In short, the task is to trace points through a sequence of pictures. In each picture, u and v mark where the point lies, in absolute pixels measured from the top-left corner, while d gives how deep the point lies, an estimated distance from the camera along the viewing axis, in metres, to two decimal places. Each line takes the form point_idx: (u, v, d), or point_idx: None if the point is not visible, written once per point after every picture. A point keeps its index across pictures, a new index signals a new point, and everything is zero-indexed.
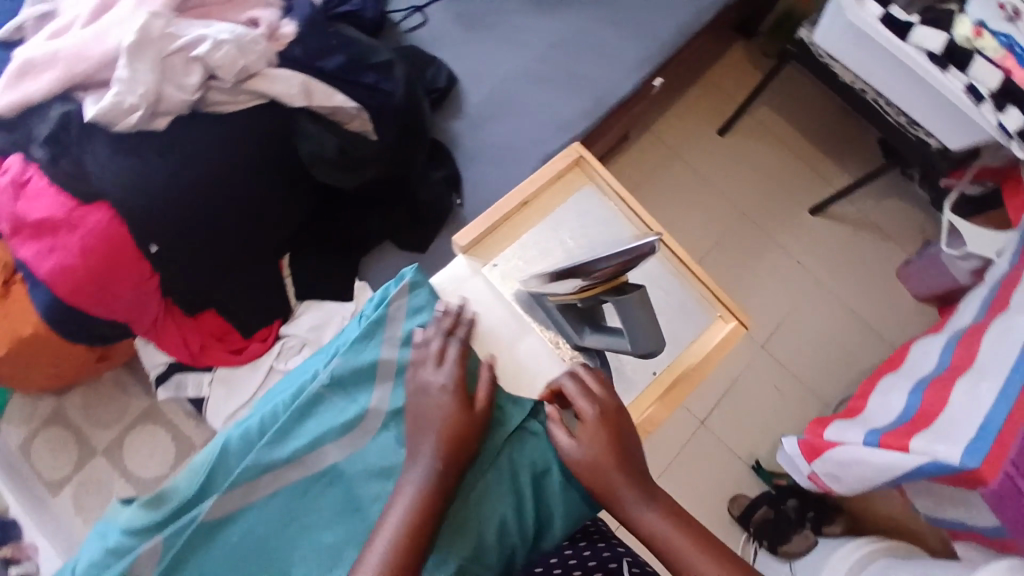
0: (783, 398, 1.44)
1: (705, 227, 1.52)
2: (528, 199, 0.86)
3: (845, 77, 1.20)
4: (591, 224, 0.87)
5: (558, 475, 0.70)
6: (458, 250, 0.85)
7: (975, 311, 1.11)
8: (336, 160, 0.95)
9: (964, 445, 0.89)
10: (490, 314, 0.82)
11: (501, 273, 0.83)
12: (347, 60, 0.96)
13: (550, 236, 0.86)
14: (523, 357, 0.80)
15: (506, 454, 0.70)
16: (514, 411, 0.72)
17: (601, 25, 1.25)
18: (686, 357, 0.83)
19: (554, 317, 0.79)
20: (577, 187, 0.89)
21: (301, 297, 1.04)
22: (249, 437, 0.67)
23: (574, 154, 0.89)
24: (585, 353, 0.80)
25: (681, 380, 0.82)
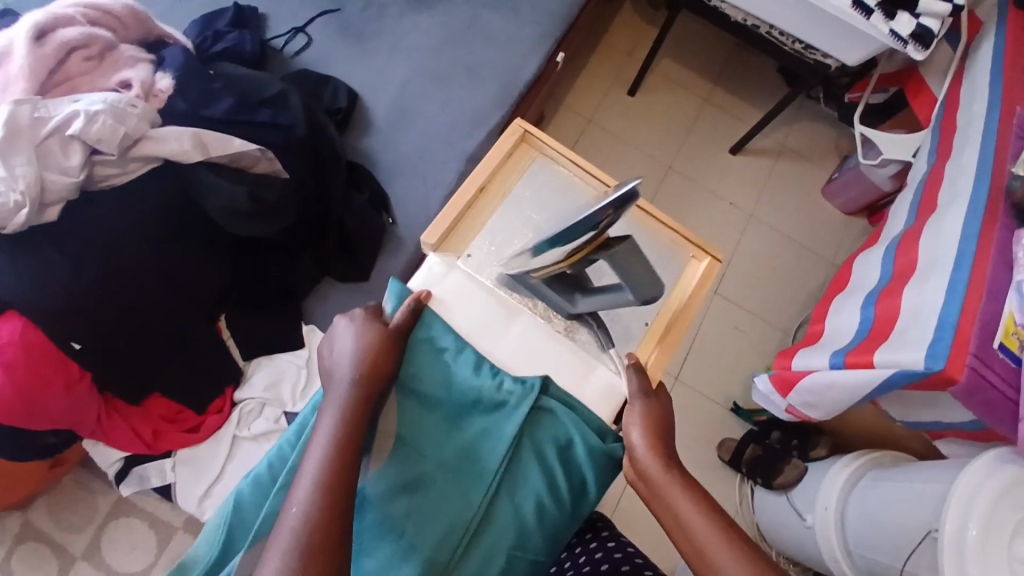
0: (748, 337, 1.46)
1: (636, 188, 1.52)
2: (485, 183, 0.82)
3: (736, 17, 1.29)
4: (551, 197, 0.84)
5: (580, 446, 0.70)
6: (429, 251, 0.79)
7: (905, 217, 1.17)
8: (249, 209, 0.90)
9: (926, 349, 0.89)
10: (472, 306, 0.77)
11: (478, 263, 0.79)
12: (237, 102, 0.94)
13: (514, 216, 0.83)
14: (519, 340, 0.77)
15: (525, 438, 0.70)
16: (523, 393, 0.71)
17: (489, 12, 1.24)
18: (672, 301, 0.81)
19: (540, 292, 0.77)
20: (527, 163, 0.86)
21: (248, 356, 0.98)
22: (261, 485, 0.65)
23: (519, 129, 0.85)
24: (578, 319, 0.79)
25: (673, 323, 0.80)
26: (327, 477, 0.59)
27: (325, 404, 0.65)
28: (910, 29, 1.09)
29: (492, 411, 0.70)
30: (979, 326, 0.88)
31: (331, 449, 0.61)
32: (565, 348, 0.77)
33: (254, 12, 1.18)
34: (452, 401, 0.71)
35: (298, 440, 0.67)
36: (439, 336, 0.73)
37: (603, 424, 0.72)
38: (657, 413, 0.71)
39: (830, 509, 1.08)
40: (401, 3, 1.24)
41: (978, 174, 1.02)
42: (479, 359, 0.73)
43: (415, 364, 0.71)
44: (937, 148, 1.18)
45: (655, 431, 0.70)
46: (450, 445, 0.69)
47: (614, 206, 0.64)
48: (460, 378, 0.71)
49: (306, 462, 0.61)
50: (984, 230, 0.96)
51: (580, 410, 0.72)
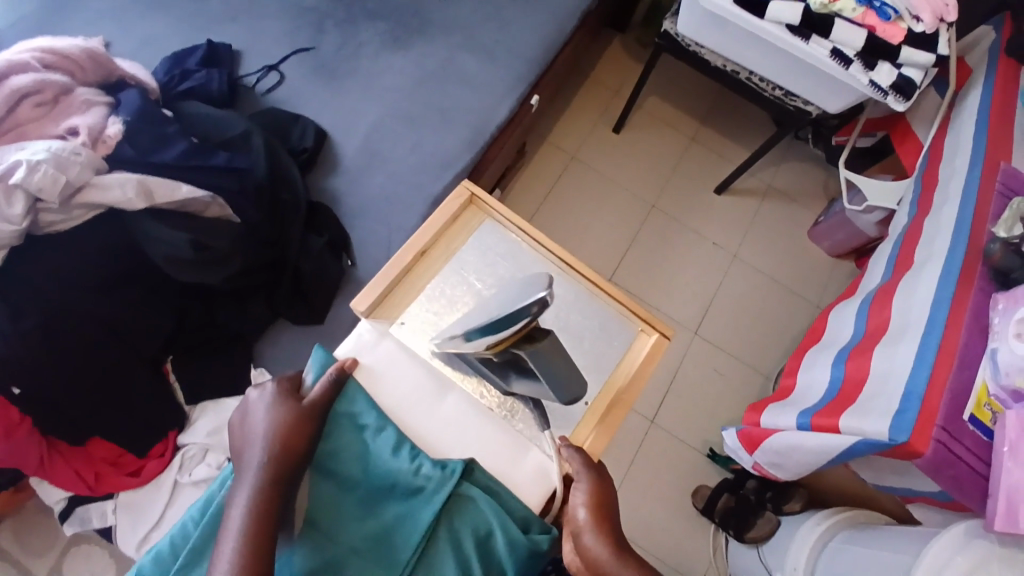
0: (729, 382, 1.42)
1: (617, 227, 1.49)
2: (425, 248, 0.82)
3: (716, 61, 1.26)
4: (496, 261, 0.83)
5: (500, 537, 0.67)
6: (361, 316, 0.79)
7: (881, 272, 1.14)
8: (193, 258, 0.89)
9: (892, 418, 0.85)
10: (402, 378, 0.76)
11: (411, 330, 0.78)
12: (190, 146, 0.93)
13: (456, 280, 0.81)
14: (449, 419, 0.75)
15: (443, 525, 0.67)
16: (442, 477, 0.69)
17: (464, 55, 1.23)
18: (616, 379, 0.79)
19: (478, 368, 0.75)
20: (475, 225, 0.85)
21: (191, 401, 0.95)
22: (162, 562, 0.65)
23: (467, 192, 0.86)
24: (515, 398, 0.77)
25: (617, 402, 0.78)
26: (241, 568, 0.59)
27: (237, 486, 0.65)
28: (891, 79, 1.05)
29: (410, 496, 0.69)
30: (948, 398, 0.84)
31: (243, 539, 0.61)
32: (499, 429, 0.75)
33: (228, 50, 1.18)
34: (369, 483, 0.69)
35: (203, 516, 0.67)
36: (359, 414, 0.72)
37: (527, 513, 0.70)
38: (600, 486, 0.69)
39: (799, 570, 1.02)
40: (376, 42, 1.23)
41: (957, 231, 0.99)
42: (399, 440, 0.71)
43: (333, 442, 0.70)
44: (918, 201, 1.15)
45: (602, 514, 0.67)
46: (363, 531, 0.67)
47: (537, 306, 0.61)
48: (379, 459, 0.70)
49: (218, 552, 0.61)
50: (959, 293, 0.92)
51: (504, 498, 0.70)
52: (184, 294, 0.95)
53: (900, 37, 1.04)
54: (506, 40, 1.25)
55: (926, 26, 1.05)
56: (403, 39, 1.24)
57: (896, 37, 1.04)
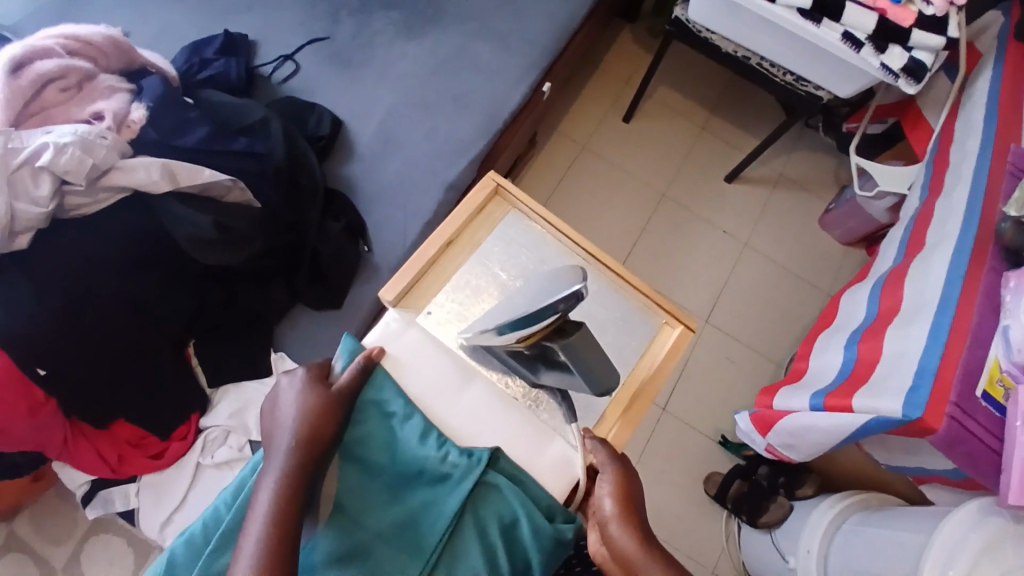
0: (739, 370, 1.43)
1: (627, 218, 1.50)
2: (451, 238, 0.84)
3: (727, 48, 1.26)
4: (519, 252, 0.85)
5: (526, 524, 0.68)
6: (389, 306, 0.81)
7: (893, 255, 1.15)
8: (217, 238, 0.90)
9: (905, 396, 0.87)
10: (427, 368, 0.78)
11: (437, 320, 0.80)
12: (212, 132, 0.95)
13: (480, 271, 0.84)
14: (472, 408, 0.76)
15: (468, 512, 0.68)
16: (468, 465, 0.70)
17: (478, 42, 1.25)
18: (639, 371, 0.82)
19: (506, 361, 0.77)
20: (499, 216, 0.88)
21: (213, 384, 0.97)
22: (192, 545, 0.65)
23: (492, 182, 0.88)
24: (540, 388, 0.79)
25: (637, 397, 0.80)
26: (272, 546, 0.59)
27: (265, 470, 0.64)
28: (902, 62, 1.06)
29: (436, 483, 0.69)
30: (961, 375, 0.85)
31: (273, 520, 0.60)
32: (522, 418, 0.77)
33: (245, 40, 1.20)
34: (396, 470, 0.70)
35: (233, 499, 0.67)
36: (386, 402, 0.73)
37: (552, 502, 0.72)
38: (625, 478, 0.69)
39: (813, 553, 1.03)
40: (389, 32, 1.25)
41: (969, 214, 1.00)
42: (426, 428, 0.72)
43: (360, 429, 0.71)
44: (929, 185, 1.15)
45: (627, 504, 0.67)
46: (390, 516, 0.68)
47: (565, 300, 0.63)
48: (406, 446, 0.71)
49: (247, 532, 0.60)
50: (971, 272, 0.94)
51: (529, 487, 0.71)
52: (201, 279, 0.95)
53: (911, 20, 1.05)
54: (519, 28, 1.26)
55: (936, 9, 1.06)
56: (417, 28, 1.26)
57: (907, 21, 1.05)
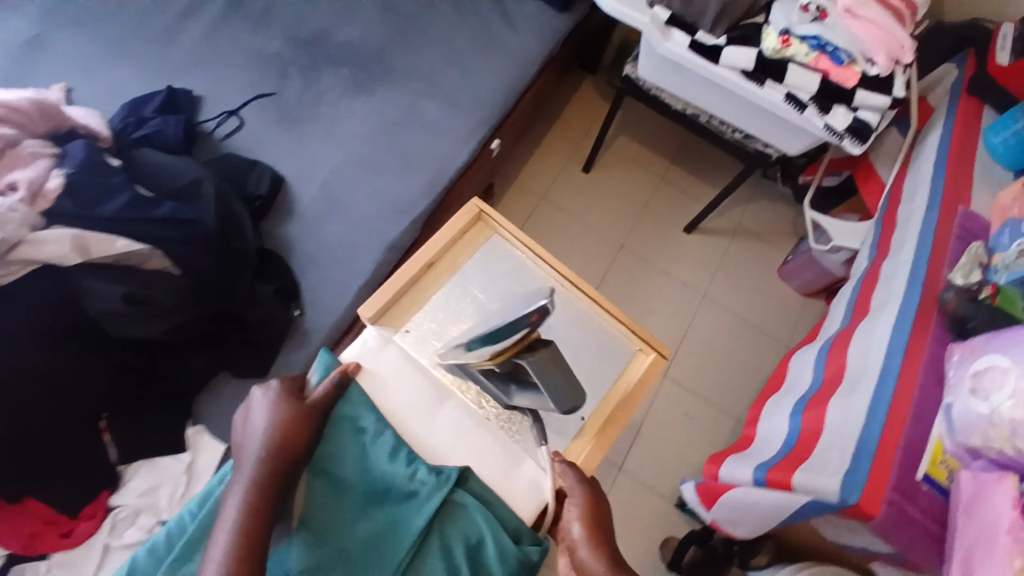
0: (697, 424, 1.40)
1: (590, 257, 1.49)
2: (434, 260, 0.87)
3: (677, 105, 1.28)
4: (499, 276, 0.88)
5: (490, 545, 0.68)
6: (367, 324, 0.83)
7: (841, 318, 1.12)
8: (129, 312, 0.88)
9: (844, 475, 0.83)
10: (403, 387, 0.79)
11: (415, 339, 0.81)
12: (132, 200, 0.93)
13: (459, 293, 0.85)
14: (444, 430, 0.77)
15: (434, 531, 0.69)
16: (436, 484, 0.70)
17: (427, 100, 1.24)
18: (611, 397, 0.83)
19: (479, 381, 0.79)
20: (482, 241, 0.91)
21: (124, 459, 0.94)
22: (156, 553, 0.68)
23: (475, 209, 0.92)
24: (514, 411, 0.79)
25: (610, 421, 0.81)
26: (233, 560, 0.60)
27: (233, 480, 0.66)
28: (847, 123, 1.04)
29: (404, 500, 0.70)
30: (901, 455, 0.83)
31: (237, 534, 0.62)
32: (495, 438, 0.77)
33: (189, 97, 1.19)
34: (366, 487, 0.71)
35: (199, 509, 0.71)
36: (358, 418, 0.74)
37: (518, 523, 0.72)
38: (594, 505, 0.71)
39: None
40: (337, 89, 1.24)
41: (914, 271, 0.98)
42: (396, 446, 0.73)
43: (332, 445, 0.72)
44: (878, 244, 1.14)
45: (596, 529, 0.69)
46: (357, 533, 0.68)
47: (538, 313, 0.70)
48: (376, 464, 0.72)
49: (213, 544, 0.62)
50: (913, 342, 0.91)
51: (496, 508, 0.72)
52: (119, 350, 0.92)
53: (854, 81, 1.04)
54: (468, 86, 1.26)
55: (880, 69, 1.05)
56: (365, 85, 1.25)
57: (850, 81, 1.04)
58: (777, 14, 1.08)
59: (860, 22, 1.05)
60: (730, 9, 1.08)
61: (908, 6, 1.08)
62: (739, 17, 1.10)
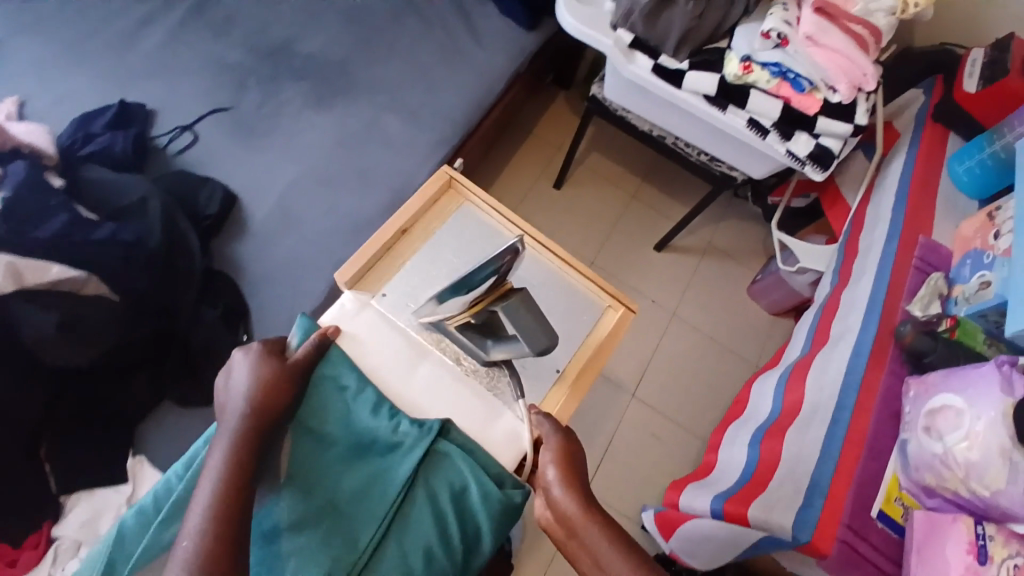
0: (664, 445, 1.38)
1: (581, 239, 1.53)
2: (407, 225, 0.89)
3: (643, 126, 1.29)
4: (470, 240, 0.90)
5: (473, 490, 0.73)
6: (345, 288, 0.85)
7: (802, 345, 1.11)
8: (60, 339, 0.85)
9: (796, 513, 0.81)
10: (383, 346, 0.82)
11: (391, 302, 0.84)
12: (71, 220, 0.91)
13: (432, 257, 0.88)
14: (423, 385, 0.81)
15: (419, 480, 0.73)
16: (418, 435, 0.74)
17: (389, 116, 1.22)
18: (583, 352, 0.87)
19: (456, 339, 0.80)
20: (453, 208, 0.93)
21: (63, 488, 0.89)
22: (144, 516, 0.70)
23: (446, 176, 0.94)
24: (495, 368, 0.82)
25: (584, 371, 0.85)
26: (224, 503, 0.61)
27: (216, 437, 0.67)
28: (808, 149, 1.06)
29: (388, 452, 0.74)
30: (854, 491, 0.82)
31: (228, 479, 0.63)
32: (474, 392, 0.81)
33: (142, 109, 1.16)
34: (351, 441, 0.74)
35: (186, 472, 0.72)
36: (339, 376, 0.77)
37: (501, 469, 0.76)
38: (567, 449, 0.73)
39: None
40: (296, 103, 1.21)
41: (872, 300, 0.97)
42: (378, 401, 0.76)
43: (315, 402, 0.75)
44: (839, 271, 1.15)
45: (571, 470, 0.71)
46: (345, 482, 0.72)
47: (510, 252, 0.72)
48: (359, 418, 0.75)
49: (199, 490, 0.62)
50: (870, 374, 0.90)
51: (479, 455, 0.76)
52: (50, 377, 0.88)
53: (816, 108, 1.05)
54: (431, 102, 1.24)
55: (842, 96, 1.05)
56: (326, 99, 1.22)
57: (812, 108, 1.05)
58: (739, 39, 1.08)
59: (822, 50, 1.03)
60: (693, 33, 1.07)
61: (871, 32, 1.05)
62: (702, 41, 1.08)
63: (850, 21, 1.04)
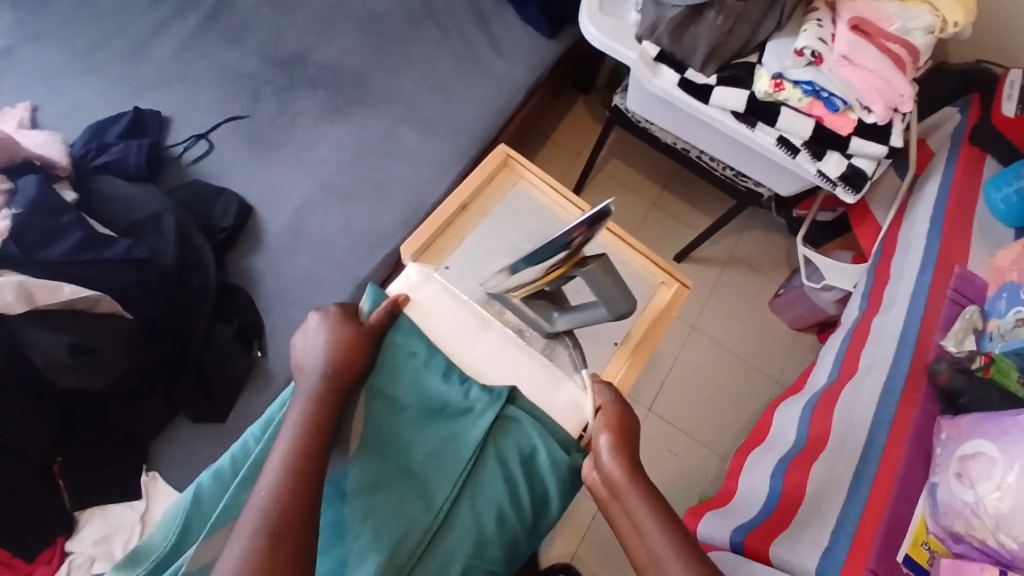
0: (682, 461, 1.35)
1: None
2: (466, 201, 0.85)
3: (666, 138, 1.25)
4: (528, 218, 0.87)
5: (543, 456, 0.71)
6: (408, 261, 0.82)
7: (828, 373, 1.08)
8: (71, 363, 0.83)
9: (821, 554, 0.79)
10: (447, 316, 0.79)
11: (454, 274, 0.81)
12: (85, 238, 0.89)
13: (492, 233, 0.85)
14: (485, 357, 0.77)
15: (490, 446, 0.71)
16: (489, 400, 0.72)
17: (405, 128, 1.19)
18: (640, 324, 0.82)
19: (522, 312, 0.78)
20: (509, 185, 0.90)
21: (77, 504, 0.87)
22: (222, 477, 0.69)
23: (502, 153, 0.90)
24: (556, 338, 0.80)
25: (643, 342, 0.81)
26: (298, 462, 0.62)
27: (294, 398, 0.68)
28: (840, 170, 1.02)
29: (457, 417, 0.72)
30: (882, 533, 0.78)
31: (301, 438, 0.64)
32: (538, 364, 0.78)
33: (156, 117, 1.14)
34: (423, 406, 0.72)
35: (263, 434, 0.72)
36: (410, 342, 0.75)
37: (567, 436, 0.73)
38: (620, 416, 0.71)
39: None
40: (312, 113, 1.19)
41: (904, 333, 0.95)
42: (448, 367, 0.75)
43: (387, 366, 0.74)
44: (868, 296, 1.12)
45: (622, 437, 0.69)
46: (417, 446, 0.71)
47: (585, 226, 0.65)
48: (430, 384, 0.73)
49: (275, 448, 0.64)
50: (901, 412, 0.88)
51: (548, 423, 0.73)
52: (60, 398, 0.87)
53: (850, 128, 1.01)
54: (449, 114, 1.21)
55: (877, 117, 1.01)
56: (343, 108, 1.20)
57: (846, 129, 1.01)
58: (769, 56, 1.04)
59: (857, 69, 0.99)
60: (721, 49, 1.04)
61: (909, 52, 1.02)
62: (730, 55, 1.05)
63: (886, 39, 1.01)
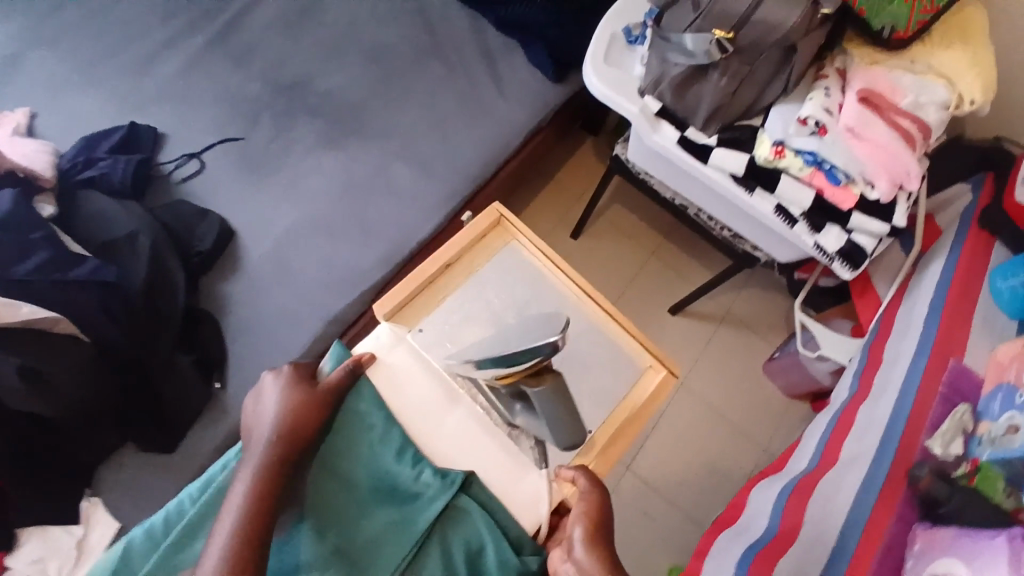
0: (656, 524, 1.31)
1: (608, 275, 1.49)
2: (450, 261, 0.84)
3: (664, 192, 1.22)
4: (514, 284, 0.84)
5: (490, 553, 0.68)
6: (382, 319, 0.81)
7: (809, 459, 1.03)
8: (23, 388, 0.81)
9: None
10: (415, 385, 0.77)
11: (426, 339, 0.79)
12: (51, 258, 0.88)
13: (475, 297, 0.82)
14: (452, 430, 0.75)
15: (435, 535, 0.68)
16: (440, 487, 0.70)
17: (399, 164, 1.17)
18: (619, 411, 0.79)
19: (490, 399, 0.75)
20: (500, 246, 0.87)
21: (19, 524, 0.85)
22: (153, 536, 0.67)
23: (495, 213, 0.88)
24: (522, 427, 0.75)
25: (620, 432, 0.77)
26: (238, 542, 0.61)
27: (241, 467, 0.67)
28: (839, 245, 0.97)
29: (407, 501, 0.70)
30: None
31: (243, 516, 0.63)
32: (500, 445, 0.75)
33: (151, 133, 1.14)
34: (373, 485, 0.71)
35: (201, 495, 0.69)
36: (367, 413, 0.74)
37: (521, 532, 0.70)
38: (596, 507, 0.68)
39: None
40: (307, 141, 1.18)
41: (889, 430, 0.90)
42: (403, 445, 0.72)
43: (342, 438, 0.72)
44: (860, 376, 1.07)
45: (598, 534, 0.66)
46: (362, 528, 0.68)
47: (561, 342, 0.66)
48: (383, 462, 0.71)
49: (218, 524, 0.63)
50: (876, 515, 0.83)
51: (500, 515, 0.70)
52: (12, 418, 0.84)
53: (851, 203, 0.96)
54: (446, 154, 1.19)
55: (881, 194, 0.95)
56: (338, 139, 1.19)
57: (848, 203, 0.96)
58: (773, 120, 0.99)
59: (862, 142, 0.94)
60: (725, 108, 0.99)
61: (920, 128, 0.97)
62: (734, 116, 1.00)
63: (896, 114, 0.96)
